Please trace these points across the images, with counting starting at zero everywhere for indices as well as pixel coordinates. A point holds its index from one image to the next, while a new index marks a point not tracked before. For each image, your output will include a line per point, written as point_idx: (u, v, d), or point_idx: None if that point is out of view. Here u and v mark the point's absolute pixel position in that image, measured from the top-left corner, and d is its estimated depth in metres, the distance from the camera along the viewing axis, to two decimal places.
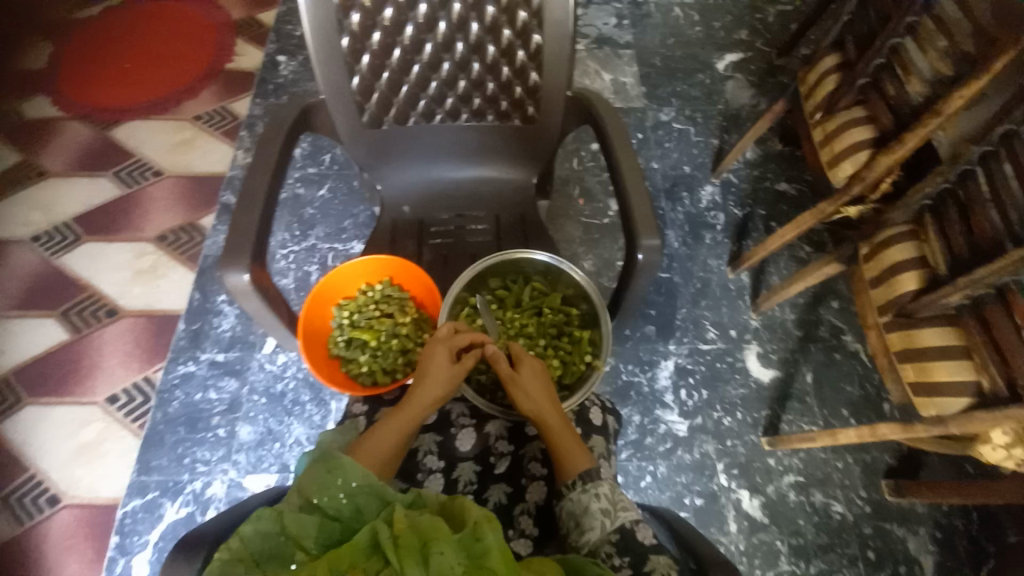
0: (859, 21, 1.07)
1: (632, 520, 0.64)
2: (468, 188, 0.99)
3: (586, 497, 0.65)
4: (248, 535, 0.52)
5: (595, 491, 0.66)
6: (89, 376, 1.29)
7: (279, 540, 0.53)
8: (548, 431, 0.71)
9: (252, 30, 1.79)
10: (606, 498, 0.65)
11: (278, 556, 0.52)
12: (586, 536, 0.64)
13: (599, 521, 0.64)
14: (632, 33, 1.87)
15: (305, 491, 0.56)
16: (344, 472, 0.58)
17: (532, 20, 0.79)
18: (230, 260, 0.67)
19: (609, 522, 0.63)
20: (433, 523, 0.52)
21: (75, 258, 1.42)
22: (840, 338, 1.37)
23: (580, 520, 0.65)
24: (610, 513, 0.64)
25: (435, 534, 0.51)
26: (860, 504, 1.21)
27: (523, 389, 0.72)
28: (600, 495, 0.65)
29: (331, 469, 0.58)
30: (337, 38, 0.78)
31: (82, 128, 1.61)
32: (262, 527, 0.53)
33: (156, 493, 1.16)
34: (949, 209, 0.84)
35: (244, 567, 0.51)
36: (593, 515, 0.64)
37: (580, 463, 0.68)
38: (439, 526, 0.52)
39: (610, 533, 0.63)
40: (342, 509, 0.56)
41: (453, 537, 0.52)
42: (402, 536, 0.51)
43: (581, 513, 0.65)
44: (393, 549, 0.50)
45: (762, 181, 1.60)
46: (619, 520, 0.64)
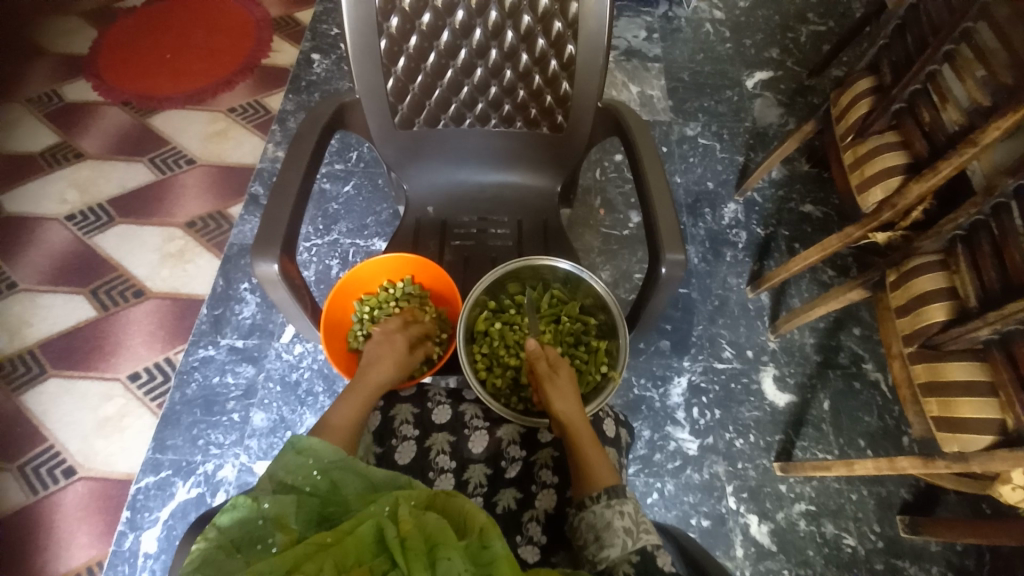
0: (896, 45, 1.06)
1: (654, 544, 0.62)
2: (493, 192, 1.00)
3: (609, 512, 0.64)
4: (225, 524, 0.53)
5: (619, 508, 0.64)
6: (114, 353, 1.33)
7: (255, 524, 0.53)
8: (577, 439, 0.71)
9: (289, 27, 1.84)
10: (629, 517, 0.64)
11: (255, 538, 0.52)
12: (605, 552, 0.62)
13: (620, 539, 0.62)
14: (662, 47, 1.88)
15: (277, 476, 0.59)
16: (313, 453, 0.61)
17: (567, 31, 0.80)
18: (261, 250, 0.69)
19: (630, 541, 0.62)
20: (441, 525, 0.51)
21: (108, 239, 1.47)
22: (860, 366, 1.34)
23: (601, 534, 0.63)
24: (632, 532, 0.62)
25: (442, 538, 0.50)
26: (873, 539, 1.18)
27: (561, 391, 0.74)
28: (624, 512, 0.64)
29: (299, 451, 0.61)
30: (376, 40, 0.80)
31: (123, 114, 1.67)
32: (240, 512, 0.54)
33: (169, 471, 1.19)
34: (983, 241, 0.82)
35: (224, 554, 0.51)
36: (614, 532, 0.63)
37: (605, 479, 0.67)
38: (446, 529, 0.51)
39: (630, 552, 0.61)
40: (318, 485, 0.58)
41: (461, 545, 0.51)
42: (409, 538, 0.49)
43: (602, 527, 0.64)
44: (401, 551, 0.48)
45: (787, 202, 1.58)
46: (641, 542, 0.62)
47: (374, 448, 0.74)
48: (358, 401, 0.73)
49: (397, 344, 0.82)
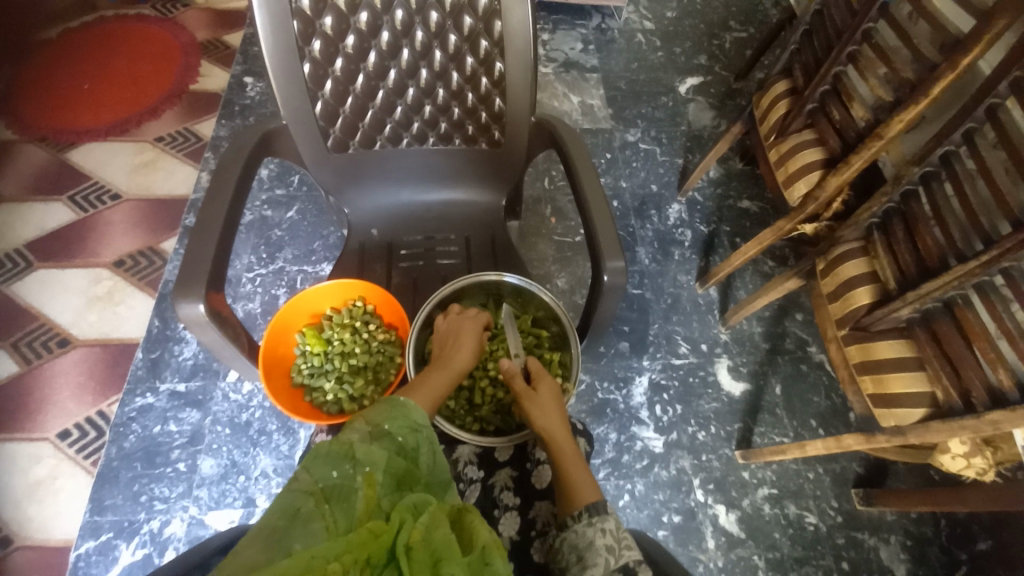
0: (806, 49, 1.14)
1: (636, 561, 0.59)
2: (437, 211, 0.99)
3: (591, 530, 0.63)
4: (316, 466, 0.53)
5: (601, 525, 0.63)
6: (39, 410, 1.21)
7: (343, 473, 0.53)
8: (557, 453, 0.72)
9: (218, 51, 1.77)
10: (611, 534, 0.63)
11: (343, 490, 0.52)
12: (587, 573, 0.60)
13: (602, 558, 0.60)
14: (598, 58, 1.94)
15: (374, 419, 0.60)
16: (411, 413, 0.62)
17: (494, 49, 0.80)
18: (185, 289, 0.65)
19: (612, 559, 0.60)
20: (447, 542, 0.49)
21: (24, 286, 1.35)
22: (805, 350, 1.41)
23: (584, 554, 0.62)
24: (614, 550, 0.61)
25: (447, 555, 0.48)
26: (832, 514, 1.23)
27: (540, 405, 0.75)
28: (605, 530, 0.63)
29: (400, 406, 0.62)
30: (299, 64, 0.78)
31: (37, 151, 1.55)
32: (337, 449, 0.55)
33: (109, 534, 1.09)
34: (897, 227, 0.89)
35: (313, 501, 0.50)
36: (596, 551, 0.61)
37: (587, 496, 0.67)
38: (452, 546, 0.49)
39: (613, 571, 0.59)
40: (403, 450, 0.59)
41: (463, 561, 0.48)
42: (416, 548, 0.48)
43: (584, 547, 0.63)
44: (405, 556, 0.47)
45: (726, 199, 1.65)
46: (623, 560, 0.60)
47: None
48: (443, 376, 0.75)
49: (467, 330, 0.81)
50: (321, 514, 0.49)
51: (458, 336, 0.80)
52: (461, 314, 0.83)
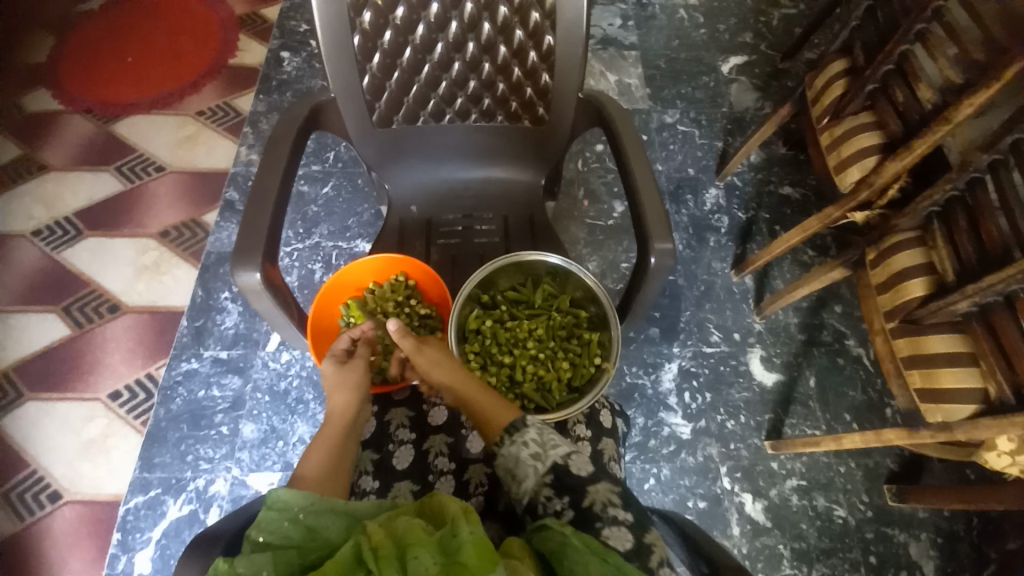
0: (867, 25, 1.07)
1: (564, 456, 0.62)
2: (478, 189, 0.99)
3: (515, 446, 0.64)
4: None
5: (523, 438, 0.64)
6: (93, 371, 1.28)
7: None
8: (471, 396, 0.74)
9: (256, 25, 1.78)
10: (534, 442, 0.63)
11: None
12: (523, 485, 0.62)
13: (531, 468, 0.62)
14: (637, 35, 1.88)
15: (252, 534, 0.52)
16: (288, 504, 0.54)
17: (544, 22, 0.79)
18: (242, 258, 0.67)
19: (540, 465, 0.62)
20: (410, 527, 0.50)
21: (76, 254, 1.41)
22: (843, 343, 1.38)
23: (516, 471, 0.63)
24: (540, 456, 0.62)
25: (413, 538, 0.49)
26: (862, 508, 1.22)
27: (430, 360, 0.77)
28: (528, 441, 0.64)
29: (273, 504, 0.55)
30: (349, 36, 0.78)
31: (86, 123, 1.60)
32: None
33: (158, 490, 1.16)
34: (959, 216, 0.84)
35: None
36: (524, 463, 0.63)
37: (510, 415, 0.69)
38: (415, 530, 0.50)
39: (543, 476, 0.61)
40: (293, 536, 0.52)
41: (433, 539, 0.50)
42: (379, 546, 0.48)
43: (514, 464, 0.64)
44: (373, 559, 0.47)
45: (766, 185, 1.60)
46: (551, 460, 0.62)
47: (371, 455, 0.75)
48: (324, 447, 0.68)
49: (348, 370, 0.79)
50: None
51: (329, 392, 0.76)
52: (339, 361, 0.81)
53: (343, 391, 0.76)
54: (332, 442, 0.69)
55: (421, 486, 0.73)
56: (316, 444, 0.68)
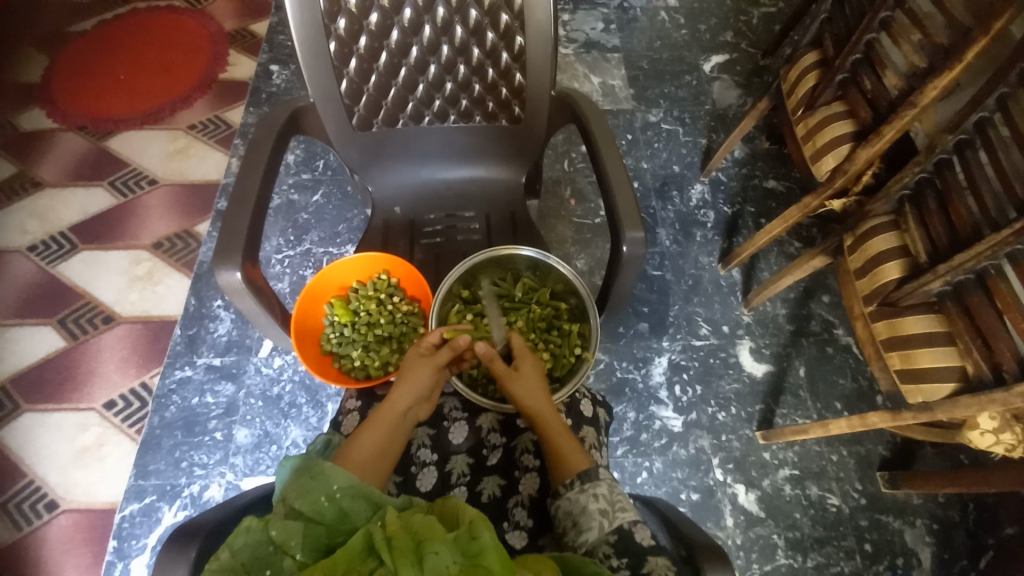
0: (836, 18, 1.10)
1: (630, 522, 0.64)
2: (459, 188, 1.01)
3: (584, 496, 0.66)
4: (238, 546, 0.50)
5: (592, 491, 0.66)
6: (87, 382, 1.29)
7: (267, 547, 0.50)
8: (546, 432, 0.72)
9: (245, 40, 1.82)
10: (604, 499, 0.66)
11: (266, 564, 0.50)
12: (583, 536, 0.64)
13: (596, 522, 0.64)
14: (620, 37, 1.91)
15: (288, 500, 0.55)
16: (328, 478, 0.57)
17: (514, 23, 0.81)
18: (223, 258, 0.68)
19: (607, 522, 0.64)
20: (428, 521, 0.52)
21: (71, 267, 1.43)
22: (832, 332, 1.39)
23: (578, 519, 0.65)
24: (608, 513, 0.64)
25: (430, 534, 0.51)
26: (855, 496, 1.22)
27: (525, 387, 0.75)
28: (598, 495, 0.66)
29: (314, 476, 0.57)
30: (325, 42, 0.80)
31: (79, 139, 1.63)
32: (253, 538, 0.51)
33: (153, 496, 1.16)
34: (930, 198, 0.86)
35: None
36: (591, 515, 0.65)
37: (578, 462, 0.70)
38: (434, 526, 0.52)
39: (607, 533, 0.63)
40: (325, 512, 0.54)
41: (449, 537, 0.51)
42: (395, 537, 0.50)
43: (578, 513, 0.66)
44: (388, 550, 0.49)
45: (751, 179, 1.62)
46: (617, 521, 0.64)
47: None
48: (376, 436, 0.69)
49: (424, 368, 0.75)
50: None
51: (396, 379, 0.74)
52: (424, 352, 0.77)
53: (411, 385, 0.73)
54: (388, 431, 0.70)
55: (403, 478, 0.74)
56: (372, 426, 0.69)
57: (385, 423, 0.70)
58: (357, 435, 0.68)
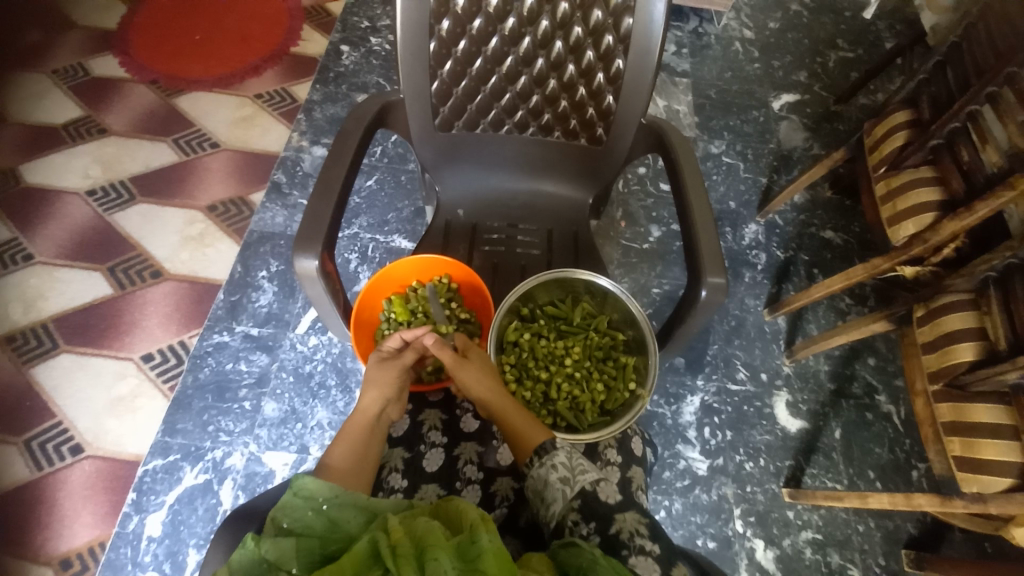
0: (936, 81, 1.06)
1: (592, 482, 0.63)
2: (526, 200, 1.00)
3: (544, 470, 0.65)
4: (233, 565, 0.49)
5: (550, 461, 0.65)
6: (128, 332, 1.32)
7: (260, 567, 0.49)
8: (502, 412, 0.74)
9: (321, 17, 1.84)
10: (563, 467, 0.64)
11: None
12: (551, 509, 0.63)
13: (559, 492, 0.63)
14: (691, 63, 1.88)
15: (276, 520, 0.54)
16: (313, 494, 0.56)
17: (617, 45, 0.79)
18: (303, 244, 0.68)
19: (569, 489, 0.63)
20: (430, 529, 0.51)
21: (127, 217, 1.47)
22: (873, 398, 1.34)
23: (544, 494, 0.64)
24: (569, 480, 0.63)
25: (430, 539, 0.49)
26: (877, 572, 1.17)
27: (470, 373, 0.77)
28: (556, 465, 0.65)
29: (298, 492, 0.56)
30: (425, 41, 0.80)
31: (150, 94, 1.67)
32: (247, 557, 0.50)
33: (177, 455, 1.18)
34: (1017, 283, 0.82)
35: None
36: (553, 487, 0.63)
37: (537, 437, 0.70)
38: (436, 533, 0.50)
39: (572, 501, 0.62)
40: (316, 526, 0.53)
41: (450, 543, 0.50)
42: (398, 544, 0.48)
43: (542, 487, 0.65)
44: (391, 557, 0.47)
45: (808, 227, 1.58)
46: (580, 485, 0.63)
47: (403, 453, 0.76)
48: (349, 442, 0.69)
49: (385, 369, 0.78)
50: None
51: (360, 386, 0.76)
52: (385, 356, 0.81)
53: (377, 387, 0.75)
54: (359, 436, 0.70)
55: (447, 491, 0.74)
56: (342, 434, 0.70)
57: (358, 428, 0.71)
58: (330, 446, 0.69)
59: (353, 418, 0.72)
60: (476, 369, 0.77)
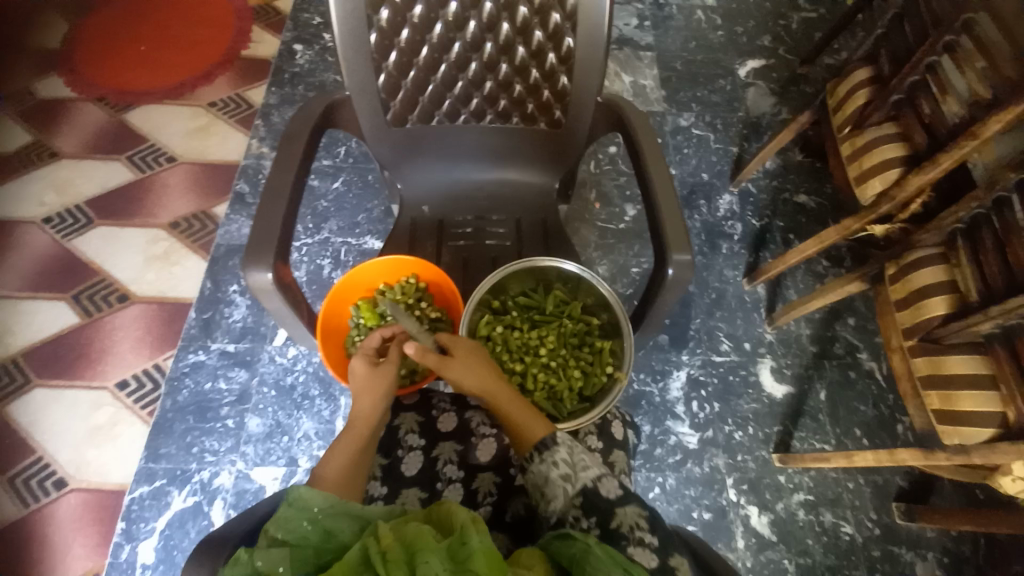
0: (894, 35, 1.05)
1: (594, 479, 0.62)
2: (491, 189, 0.97)
3: (545, 466, 0.64)
4: None
5: (552, 458, 0.64)
6: (100, 360, 1.28)
7: None
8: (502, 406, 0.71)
9: (270, 17, 1.77)
10: (565, 463, 0.64)
11: None
12: (552, 505, 0.62)
13: (561, 488, 0.62)
14: (654, 35, 1.85)
15: (268, 531, 0.52)
16: (304, 502, 0.53)
17: (565, 23, 0.77)
18: (254, 257, 0.66)
19: (570, 486, 0.62)
20: (421, 532, 0.49)
21: (87, 242, 1.42)
22: (855, 356, 1.36)
23: (545, 489, 0.64)
24: (571, 477, 0.62)
25: (420, 543, 0.48)
26: (869, 526, 1.20)
27: (464, 367, 0.73)
28: (558, 462, 0.64)
29: (289, 501, 0.54)
30: (366, 33, 0.76)
31: (98, 111, 1.60)
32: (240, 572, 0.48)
33: (163, 480, 1.16)
34: (985, 235, 0.83)
35: None
36: (554, 483, 0.63)
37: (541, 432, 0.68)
38: (426, 535, 0.49)
39: (573, 497, 0.61)
40: (310, 536, 0.52)
41: (440, 545, 0.48)
42: (389, 550, 0.47)
43: (544, 483, 0.64)
44: (381, 565, 0.46)
45: (782, 193, 1.58)
46: (582, 482, 0.62)
47: (380, 460, 0.74)
48: (345, 450, 0.67)
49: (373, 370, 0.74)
50: None
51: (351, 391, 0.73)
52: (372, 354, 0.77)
53: (370, 393, 0.72)
54: (353, 443, 0.68)
55: (429, 493, 0.74)
56: (337, 442, 0.68)
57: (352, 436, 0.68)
58: (324, 455, 0.67)
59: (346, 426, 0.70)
60: (468, 364, 0.73)
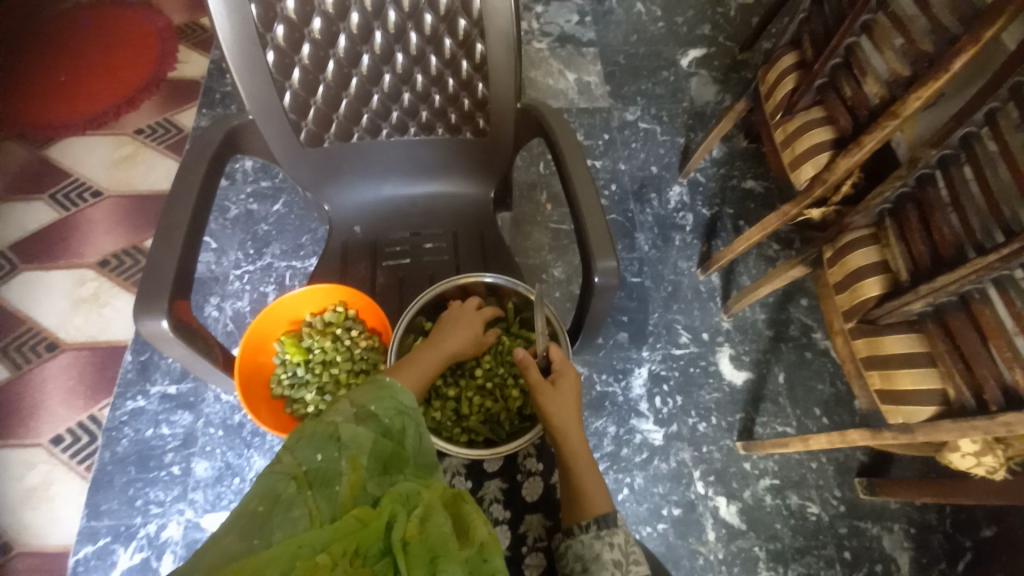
0: (815, 18, 1.06)
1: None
2: (424, 205, 0.94)
3: (599, 544, 0.65)
4: (307, 447, 0.55)
5: (608, 540, 0.66)
6: (31, 416, 1.20)
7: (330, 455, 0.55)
8: (565, 451, 0.72)
9: (196, 35, 1.69)
10: (619, 549, 0.65)
11: (325, 476, 0.53)
12: None
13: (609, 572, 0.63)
14: (595, 31, 1.84)
15: (361, 402, 0.61)
16: (399, 397, 0.63)
17: (474, 29, 0.74)
18: (145, 304, 0.62)
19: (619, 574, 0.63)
20: (446, 537, 0.51)
21: (9, 290, 1.32)
22: (810, 336, 1.37)
23: (590, 566, 0.64)
24: (621, 565, 0.64)
25: (444, 550, 0.50)
26: (835, 504, 1.21)
27: (553, 401, 0.73)
28: (613, 545, 0.65)
29: (388, 390, 0.63)
30: (262, 53, 0.72)
31: (13, 148, 1.50)
32: (324, 439, 0.56)
33: (107, 539, 1.09)
34: (910, 212, 0.84)
35: (296, 482, 0.53)
36: (603, 564, 0.64)
37: (596, 506, 0.68)
38: (449, 541, 0.51)
39: None
40: (392, 428, 0.61)
41: (462, 557, 0.51)
42: (413, 543, 0.50)
43: (590, 559, 0.65)
44: (403, 554, 0.49)
45: (729, 180, 1.59)
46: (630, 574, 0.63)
47: None
48: (412, 374, 0.74)
49: (466, 329, 0.79)
50: (301, 495, 0.51)
51: (444, 328, 0.79)
52: (473, 309, 0.82)
53: (457, 338, 0.78)
54: (424, 374, 0.75)
55: None
56: (412, 364, 0.75)
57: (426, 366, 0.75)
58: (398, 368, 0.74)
59: (422, 352, 0.76)
60: (560, 398, 0.74)
